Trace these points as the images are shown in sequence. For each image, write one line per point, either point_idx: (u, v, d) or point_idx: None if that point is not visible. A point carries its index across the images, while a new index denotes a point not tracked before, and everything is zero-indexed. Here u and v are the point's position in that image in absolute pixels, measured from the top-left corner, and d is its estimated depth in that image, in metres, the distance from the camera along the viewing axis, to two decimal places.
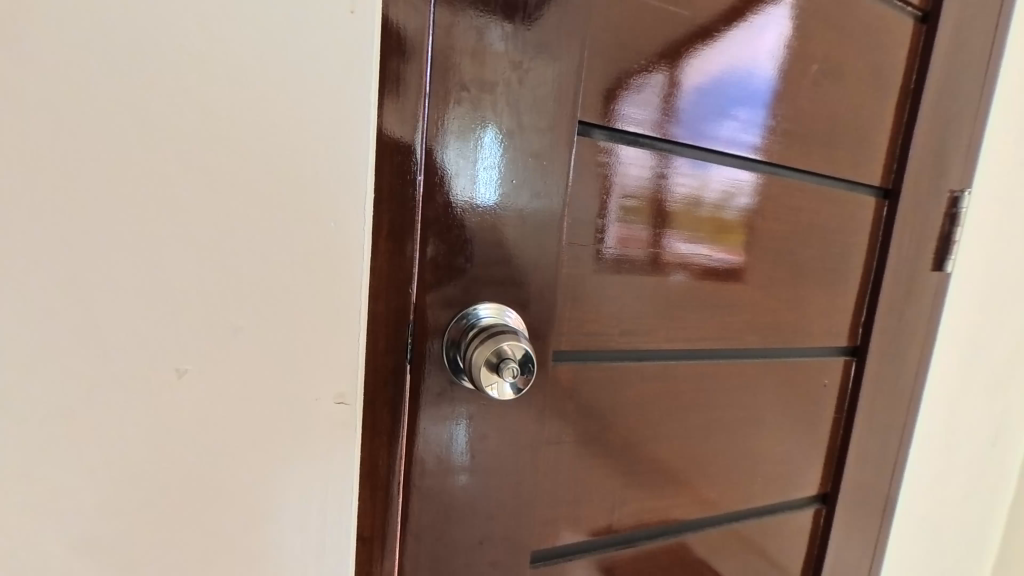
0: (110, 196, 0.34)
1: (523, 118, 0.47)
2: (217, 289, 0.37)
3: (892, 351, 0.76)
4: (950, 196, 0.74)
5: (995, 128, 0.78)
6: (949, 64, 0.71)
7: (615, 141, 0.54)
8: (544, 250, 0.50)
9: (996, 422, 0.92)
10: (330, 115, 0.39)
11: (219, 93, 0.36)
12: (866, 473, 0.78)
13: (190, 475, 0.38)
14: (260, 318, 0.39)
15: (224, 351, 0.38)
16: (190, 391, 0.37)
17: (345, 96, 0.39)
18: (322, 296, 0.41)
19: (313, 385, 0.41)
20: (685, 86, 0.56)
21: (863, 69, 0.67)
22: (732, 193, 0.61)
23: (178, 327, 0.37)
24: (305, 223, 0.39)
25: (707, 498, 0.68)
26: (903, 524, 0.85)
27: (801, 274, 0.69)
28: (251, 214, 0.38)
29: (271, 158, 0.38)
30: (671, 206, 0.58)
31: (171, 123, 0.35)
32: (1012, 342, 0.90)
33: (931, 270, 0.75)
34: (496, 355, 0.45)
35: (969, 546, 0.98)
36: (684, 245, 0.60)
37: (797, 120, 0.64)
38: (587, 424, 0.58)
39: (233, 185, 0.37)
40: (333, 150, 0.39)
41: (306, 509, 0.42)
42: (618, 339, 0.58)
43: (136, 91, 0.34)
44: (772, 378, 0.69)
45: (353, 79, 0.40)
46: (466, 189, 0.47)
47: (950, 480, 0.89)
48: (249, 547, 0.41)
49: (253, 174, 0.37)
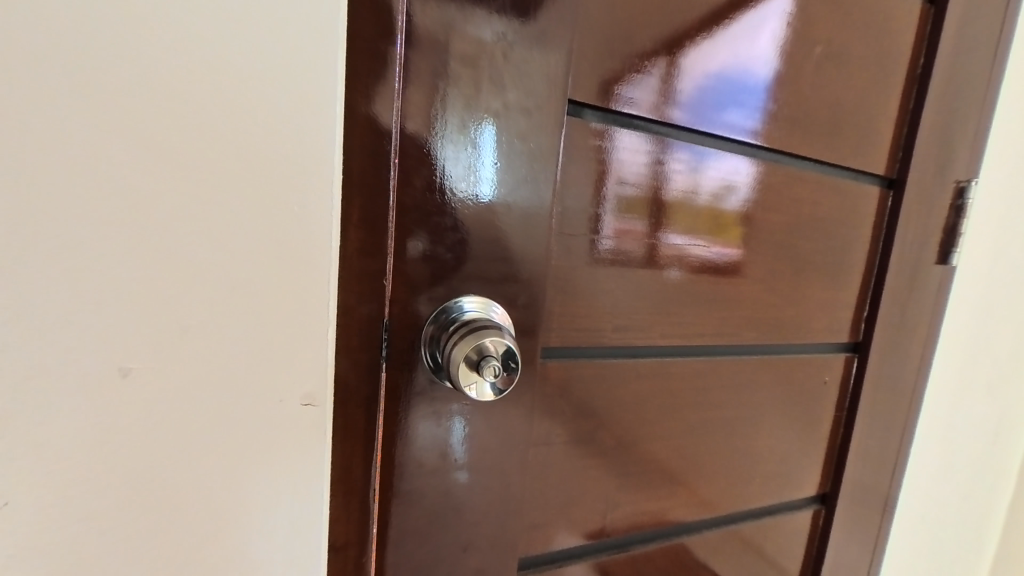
0: (40, 175, 0.31)
1: (508, 95, 0.44)
2: (169, 281, 0.34)
3: (895, 347, 0.73)
4: (955, 186, 0.71)
5: (1003, 116, 0.75)
6: (959, 48, 0.68)
7: (610, 123, 0.51)
8: (532, 239, 0.47)
9: (997, 419, 0.89)
10: (290, 88, 0.36)
11: (165, 61, 0.32)
12: (867, 471, 0.76)
13: (144, 484, 0.35)
14: (218, 313, 0.36)
15: (176, 348, 0.35)
16: (138, 389, 0.34)
17: (307, 67, 0.36)
18: (288, 288, 0.37)
19: (279, 384, 0.38)
20: (684, 69, 0.53)
21: (869, 52, 0.64)
22: (731, 182, 0.58)
23: (126, 323, 0.33)
24: (264, 208, 0.36)
25: (705, 499, 0.65)
26: (903, 524, 0.83)
27: (803, 267, 0.66)
28: (204, 197, 0.34)
29: (228, 137, 0.34)
30: (669, 195, 0.55)
31: (109, 93, 0.31)
32: (1017, 337, 0.87)
33: (935, 263, 0.72)
34: (477, 352, 0.42)
35: (969, 543, 0.96)
36: (682, 238, 0.57)
37: (800, 103, 0.61)
38: (578, 424, 0.55)
39: (184, 167, 0.34)
40: (295, 127, 0.36)
41: (273, 516, 0.39)
42: (612, 335, 0.55)
43: (66, 56, 0.30)
44: (773, 374, 0.67)
45: (319, 51, 0.36)
46: (448, 174, 0.44)
47: (951, 477, 0.87)
48: (212, 556, 0.38)
49: (202, 152, 0.34)
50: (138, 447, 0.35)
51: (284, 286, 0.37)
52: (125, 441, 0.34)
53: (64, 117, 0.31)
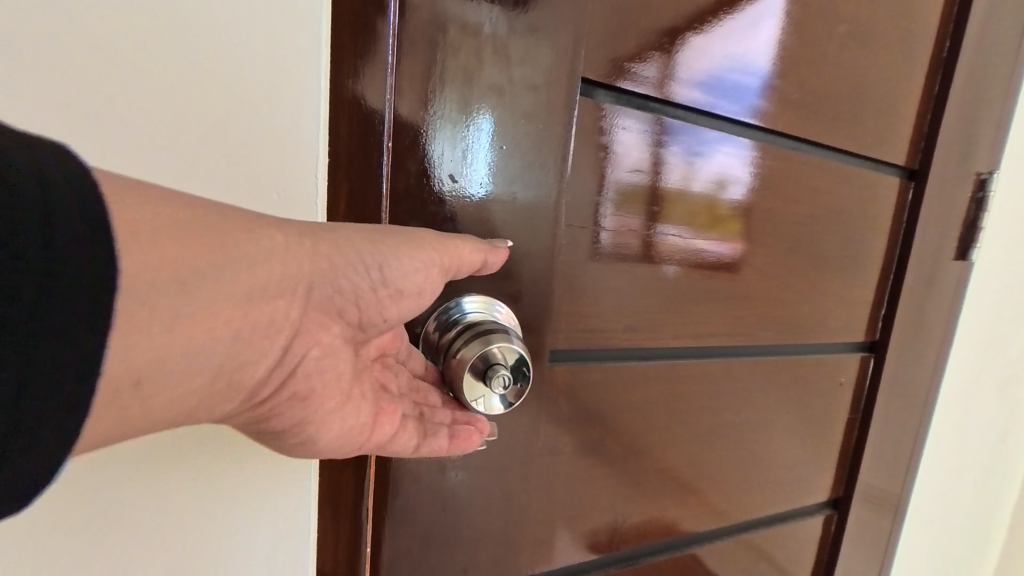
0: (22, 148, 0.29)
1: (514, 71, 0.40)
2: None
3: (914, 346, 0.70)
4: (977, 178, 0.67)
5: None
6: (986, 31, 0.64)
7: (622, 104, 0.46)
8: (538, 232, 0.43)
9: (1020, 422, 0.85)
10: (271, 67, 0.34)
11: (139, 33, 0.31)
12: (880, 475, 0.73)
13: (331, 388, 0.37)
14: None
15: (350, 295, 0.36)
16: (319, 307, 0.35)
17: (288, 42, 0.34)
18: (336, 254, 0.34)
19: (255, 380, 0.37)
20: (700, 49, 0.49)
21: (894, 34, 0.61)
22: (734, 173, 0.54)
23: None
24: (244, 192, 0.35)
25: (717, 508, 0.62)
26: (920, 532, 0.80)
27: (820, 263, 0.63)
28: (181, 179, 0.33)
29: (194, 129, 0.33)
30: (669, 185, 0.50)
31: (81, 67, 0.30)
32: None
33: (954, 259, 0.69)
34: (484, 359, 0.39)
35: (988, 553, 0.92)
36: (679, 233, 0.52)
37: (821, 88, 0.57)
38: (587, 431, 0.51)
39: (162, 146, 0.32)
40: (276, 108, 0.34)
41: (253, 506, 0.38)
42: (622, 336, 0.51)
43: (37, 27, 0.29)
44: (788, 375, 0.63)
45: (293, 36, 0.34)
46: (448, 162, 0.39)
47: (968, 483, 0.83)
48: (195, 540, 0.36)
49: (179, 131, 0.32)
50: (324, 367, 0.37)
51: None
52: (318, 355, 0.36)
53: (37, 91, 0.29)
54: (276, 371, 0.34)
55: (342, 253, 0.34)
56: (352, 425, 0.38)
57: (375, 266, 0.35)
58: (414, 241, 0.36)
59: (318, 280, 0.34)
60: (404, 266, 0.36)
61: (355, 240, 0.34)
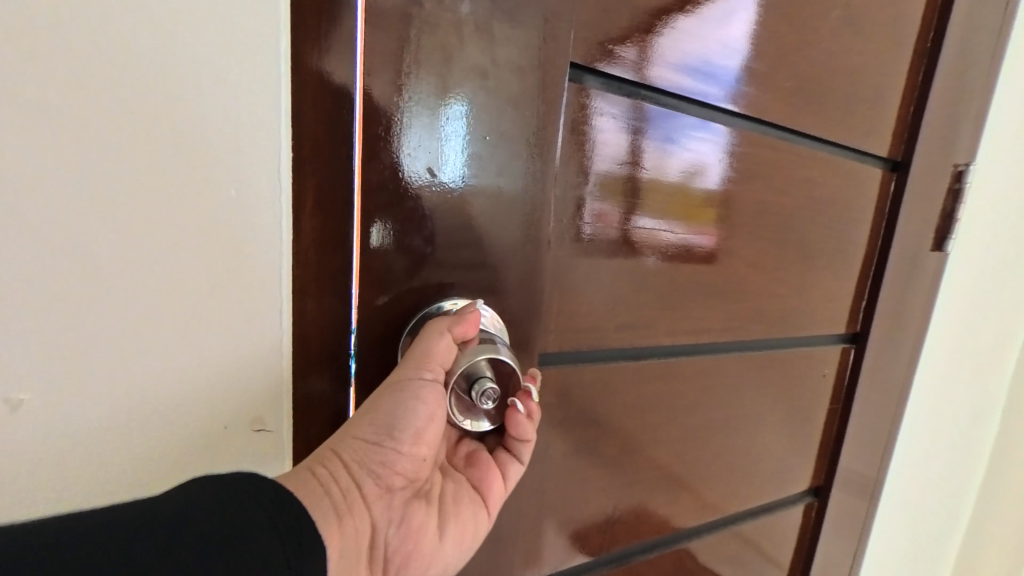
0: None
1: (499, 52, 0.36)
2: (83, 307, 0.28)
3: (894, 337, 0.71)
4: (954, 170, 0.68)
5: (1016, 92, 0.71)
6: (970, 20, 0.64)
7: (614, 91, 0.44)
8: (527, 228, 0.41)
9: (991, 407, 0.89)
10: (224, 50, 0.30)
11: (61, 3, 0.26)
12: (862, 463, 0.75)
13: (421, 536, 0.36)
14: (161, 325, 0.31)
15: (388, 451, 0.34)
16: (366, 468, 0.34)
17: (245, 24, 0.30)
18: (353, 446, 0.34)
19: (247, 389, 0.34)
20: (685, 33, 0.47)
21: (883, 23, 0.60)
22: (713, 163, 0.52)
23: (54, 349, 0.28)
24: (197, 193, 0.30)
25: (707, 503, 0.62)
26: (896, 516, 0.82)
27: (809, 256, 0.62)
28: (120, 179, 0.28)
29: (147, 129, 0.29)
30: (650, 174, 0.48)
31: None
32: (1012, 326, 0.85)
33: (933, 250, 0.70)
34: (471, 372, 0.36)
35: (961, 533, 0.95)
36: (660, 225, 0.50)
37: (812, 76, 0.56)
38: (579, 433, 0.49)
39: (96, 139, 0.27)
40: (233, 98, 0.31)
41: None
42: (614, 336, 0.49)
43: None
44: (775, 369, 0.63)
45: (254, 16, 0.31)
46: (426, 152, 0.36)
47: (942, 467, 0.86)
48: None
49: (119, 124, 0.28)
50: (403, 519, 0.35)
51: (233, 299, 0.33)
52: (394, 503, 0.35)
53: None
54: (374, 562, 0.34)
55: (362, 441, 0.34)
56: (452, 551, 0.37)
57: (387, 436, 0.34)
58: (398, 385, 0.34)
59: (344, 487, 0.33)
60: (408, 419, 0.34)
61: (356, 430, 0.34)
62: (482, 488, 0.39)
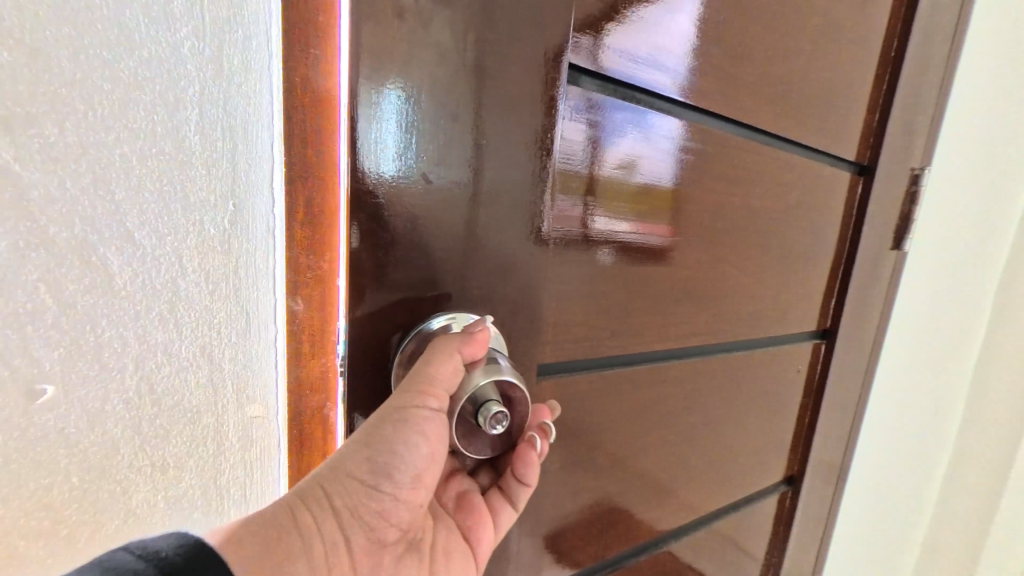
0: None
1: (496, 49, 0.34)
2: (93, 310, 0.28)
3: (859, 333, 0.75)
4: (911, 173, 0.72)
5: (962, 102, 0.77)
6: (929, 31, 0.68)
7: (610, 94, 0.44)
8: (525, 238, 0.39)
9: (948, 396, 0.94)
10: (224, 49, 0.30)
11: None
12: (830, 453, 0.79)
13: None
14: (165, 308, 0.30)
15: (384, 495, 0.33)
16: (357, 514, 0.32)
17: (242, 23, 0.30)
18: (347, 489, 0.32)
19: (251, 387, 0.35)
20: (635, 19, 0.43)
21: (851, 33, 0.63)
22: (663, 154, 0.49)
23: (70, 342, 0.28)
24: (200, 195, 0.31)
25: (692, 501, 0.63)
26: (859, 501, 0.87)
27: (786, 258, 0.64)
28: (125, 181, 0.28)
29: (152, 129, 0.28)
30: (603, 166, 0.45)
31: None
32: (965, 321, 0.91)
33: (892, 249, 0.74)
34: (476, 397, 0.34)
35: (920, 516, 1.01)
36: (620, 223, 0.47)
37: (791, 82, 0.57)
38: (574, 443, 0.48)
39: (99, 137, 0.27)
40: (232, 99, 0.31)
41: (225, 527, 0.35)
42: (609, 343, 0.49)
43: None
44: (755, 367, 0.65)
45: (250, 1, 0.30)
46: (388, 155, 0.32)
47: (902, 452, 0.91)
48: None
49: (124, 123, 0.27)
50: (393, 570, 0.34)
51: (236, 301, 0.33)
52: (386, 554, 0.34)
53: None
54: None
55: (356, 482, 0.32)
56: None
57: (383, 478, 0.32)
58: (401, 419, 0.32)
59: (334, 532, 0.31)
60: (406, 458, 0.33)
61: (351, 470, 0.32)
62: (472, 536, 0.38)
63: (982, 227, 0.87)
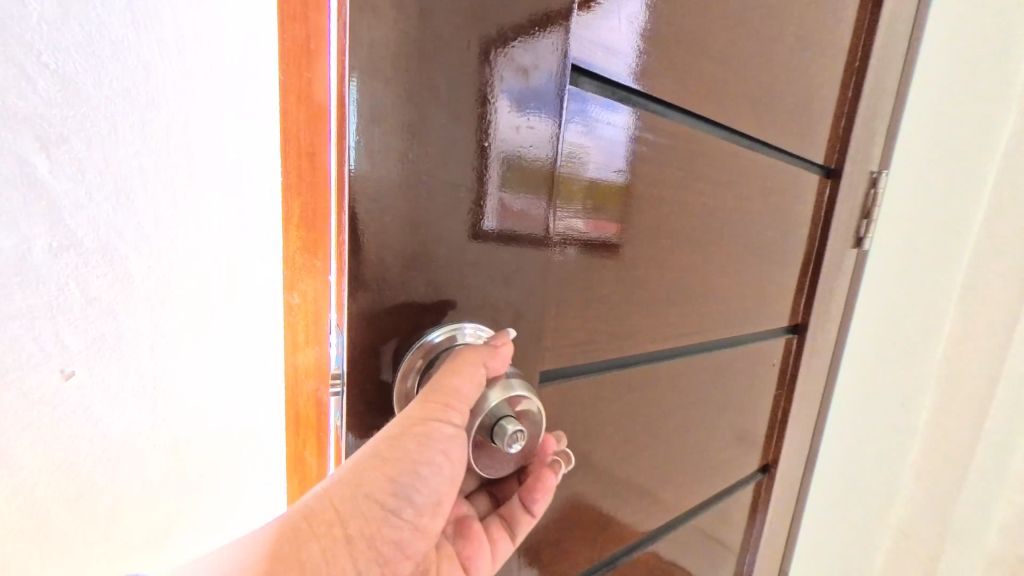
0: None
1: (502, 50, 0.33)
2: None
3: (825, 327, 0.79)
4: (870, 176, 0.77)
5: (907, 110, 0.83)
6: (887, 43, 0.72)
7: (609, 96, 0.43)
8: (528, 243, 0.38)
9: (915, 388, 0.99)
10: None
11: None
12: (800, 442, 0.83)
13: None
14: None
15: (402, 518, 0.31)
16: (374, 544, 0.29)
17: None
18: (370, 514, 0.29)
19: None
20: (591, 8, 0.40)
21: (820, 42, 0.65)
22: (619, 156, 0.45)
23: None
24: None
25: (677, 495, 0.65)
26: (825, 485, 0.92)
27: (763, 258, 0.67)
28: None
29: None
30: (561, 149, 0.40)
31: None
32: (929, 318, 0.95)
33: (854, 248, 0.79)
34: (491, 413, 0.33)
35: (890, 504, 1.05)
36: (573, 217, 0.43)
37: (768, 88, 0.59)
38: (572, 447, 0.48)
39: None
40: None
41: None
42: (606, 346, 0.49)
43: None
44: (735, 363, 0.68)
45: None
46: (399, 157, 0.30)
47: (865, 439, 0.97)
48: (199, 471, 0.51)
49: None
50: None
51: None
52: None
53: None
54: None
55: (377, 508, 0.29)
56: None
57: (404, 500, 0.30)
58: (427, 437, 0.30)
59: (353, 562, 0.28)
60: (429, 478, 0.31)
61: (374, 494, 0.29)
62: (469, 566, 0.37)
63: (938, 226, 0.92)
